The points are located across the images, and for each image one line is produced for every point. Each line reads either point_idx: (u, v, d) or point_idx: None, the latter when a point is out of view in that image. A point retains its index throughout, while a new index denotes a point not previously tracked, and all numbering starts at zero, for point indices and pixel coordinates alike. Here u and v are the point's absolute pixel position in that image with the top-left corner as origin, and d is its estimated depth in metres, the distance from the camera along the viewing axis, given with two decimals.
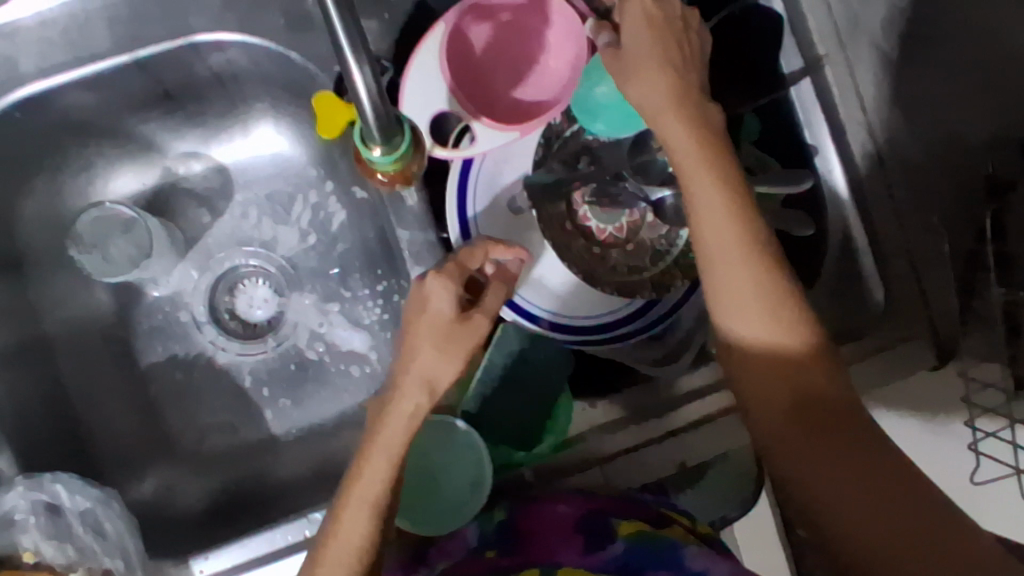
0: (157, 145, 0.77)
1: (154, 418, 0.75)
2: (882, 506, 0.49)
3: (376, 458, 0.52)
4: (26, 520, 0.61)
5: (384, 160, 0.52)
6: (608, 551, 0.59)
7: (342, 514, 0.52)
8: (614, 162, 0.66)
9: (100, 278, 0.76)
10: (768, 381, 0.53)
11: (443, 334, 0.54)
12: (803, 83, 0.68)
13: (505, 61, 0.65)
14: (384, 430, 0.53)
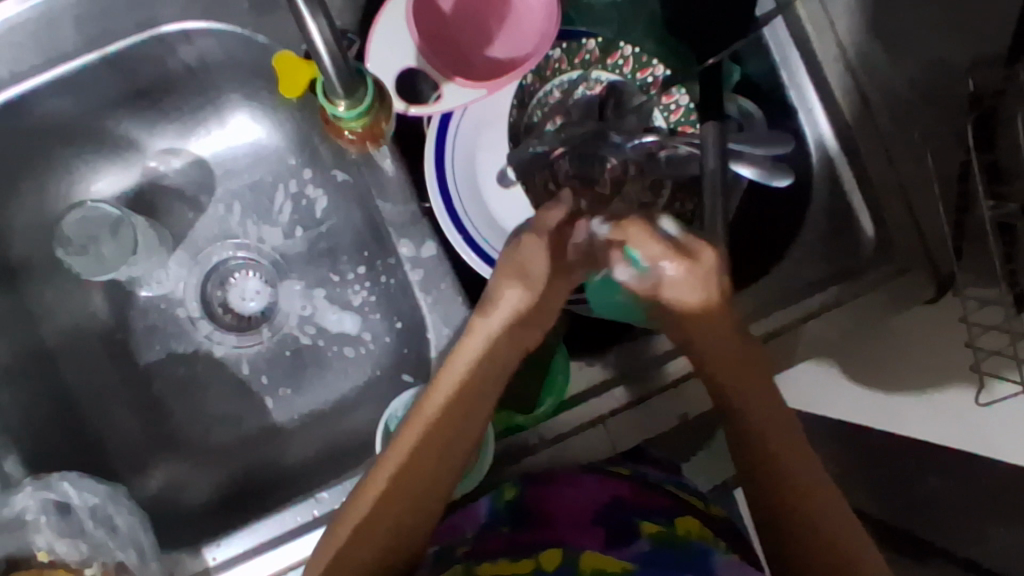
0: (135, 143, 0.77)
1: (156, 416, 0.75)
2: (813, 498, 0.49)
3: (438, 396, 0.51)
4: (37, 519, 0.61)
5: (349, 114, 0.58)
6: (631, 546, 0.58)
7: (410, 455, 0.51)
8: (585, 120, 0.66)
9: (89, 277, 0.76)
10: (719, 354, 0.51)
11: (515, 275, 0.50)
12: (776, 23, 0.68)
13: (476, 18, 0.64)
14: (447, 367, 0.51)
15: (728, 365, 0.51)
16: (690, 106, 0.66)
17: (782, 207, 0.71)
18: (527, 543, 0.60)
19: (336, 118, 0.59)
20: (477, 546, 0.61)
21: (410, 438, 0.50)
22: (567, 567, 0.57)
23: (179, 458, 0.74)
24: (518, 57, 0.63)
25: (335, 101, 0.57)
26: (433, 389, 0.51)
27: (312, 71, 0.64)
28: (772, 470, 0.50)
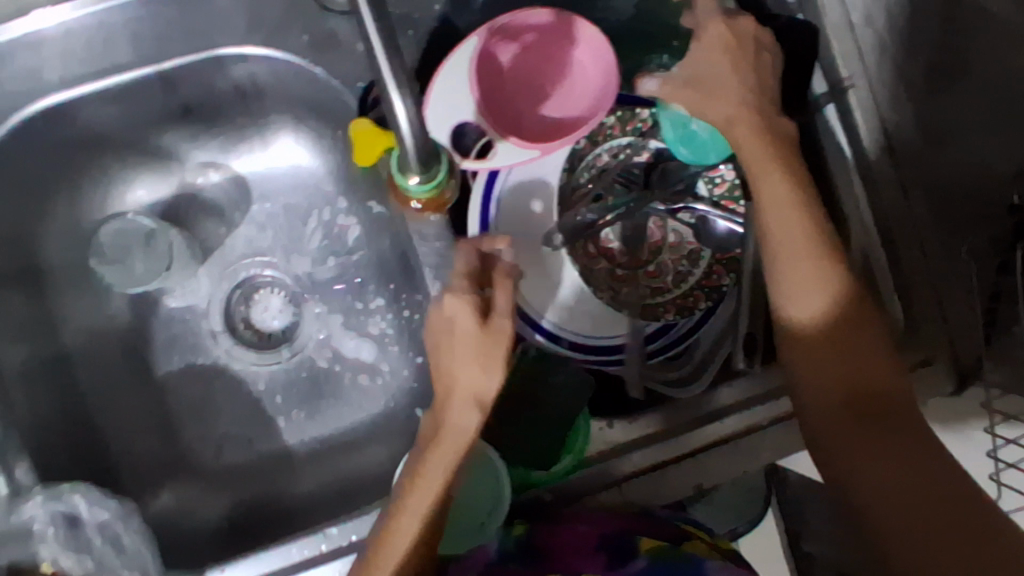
0: (177, 154, 0.77)
1: (170, 431, 0.74)
2: (898, 416, 0.54)
3: (418, 501, 0.53)
4: (44, 530, 0.61)
5: (420, 187, 0.56)
6: (630, 567, 0.63)
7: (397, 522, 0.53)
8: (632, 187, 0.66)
9: (122, 288, 0.75)
10: (834, 338, 0.55)
11: (468, 382, 0.53)
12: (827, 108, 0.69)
13: (538, 77, 0.64)
14: (421, 478, 0.53)
15: (813, 356, 0.55)
16: (736, 181, 0.66)
17: None
18: None
19: (405, 191, 0.57)
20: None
21: (397, 544, 0.53)
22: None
23: (188, 476, 0.73)
24: (576, 120, 0.63)
25: (408, 175, 0.55)
26: (411, 504, 0.53)
27: (390, 142, 0.61)
28: (872, 446, 0.53)
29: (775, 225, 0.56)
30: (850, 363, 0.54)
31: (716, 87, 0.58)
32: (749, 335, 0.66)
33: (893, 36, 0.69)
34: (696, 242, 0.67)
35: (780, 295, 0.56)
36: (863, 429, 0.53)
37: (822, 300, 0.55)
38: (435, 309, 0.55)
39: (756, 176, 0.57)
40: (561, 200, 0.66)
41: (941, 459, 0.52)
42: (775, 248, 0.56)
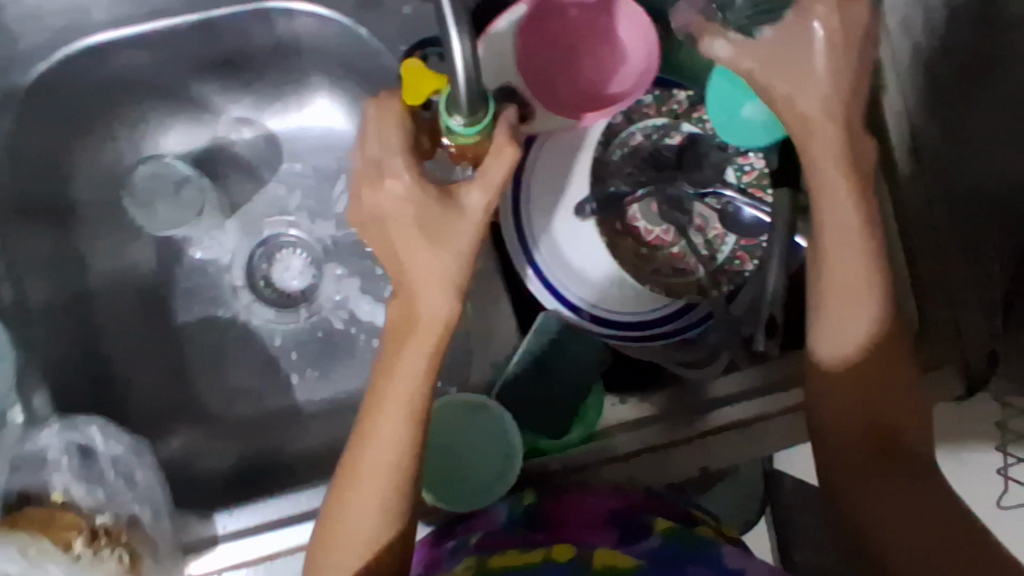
0: (210, 107, 0.77)
1: (183, 378, 0.74)
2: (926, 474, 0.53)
3: (393, 422, 0.51)
4: (59, 459, 0.62)
5: (465, 133, 0.48)
6: (642, 540, 0.57)
7: (362, 460, 0.51)
8: (665, 167, 0.68)
9: (152, 231, 0.75)
10: (868, 379, 0.53)
11: (433, 283, 0.50)
12: (854, 107, 0.71)
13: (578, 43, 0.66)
14: (393, 399, 0.51)
15: (846, 396, 0.54)
16: (765, 170, 0.67)
17: None
18: (541, 540, 0.57)
19: (448, 133, 0.49)
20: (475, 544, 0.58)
21: (380, 472, 0.51)
22: (578, 563, 0.54)
23: (201, 425, 0.73)
24: (615, 90, 0.65)
25: (452, 114, 0.48)
26: (387, 440, 0.51)
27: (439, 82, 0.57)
28: (888, 490, 0.53)
29: (833, 258, 0.53)
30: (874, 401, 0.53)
31: (801, 74, 0.51)
32: (771, 318, 0.64)
33: (920, 43, 0.71)
34: (723, 227, 0.67)
35: (820, 335, 0.54)
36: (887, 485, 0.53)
37: (858, 339, 0.53)
38: (370, 204, 0.52)
39: (825, 206, 0.52)
40: (595, 178, 0.68)
41: (952, 508, 0.52)
42: (824, 283, 0.54)
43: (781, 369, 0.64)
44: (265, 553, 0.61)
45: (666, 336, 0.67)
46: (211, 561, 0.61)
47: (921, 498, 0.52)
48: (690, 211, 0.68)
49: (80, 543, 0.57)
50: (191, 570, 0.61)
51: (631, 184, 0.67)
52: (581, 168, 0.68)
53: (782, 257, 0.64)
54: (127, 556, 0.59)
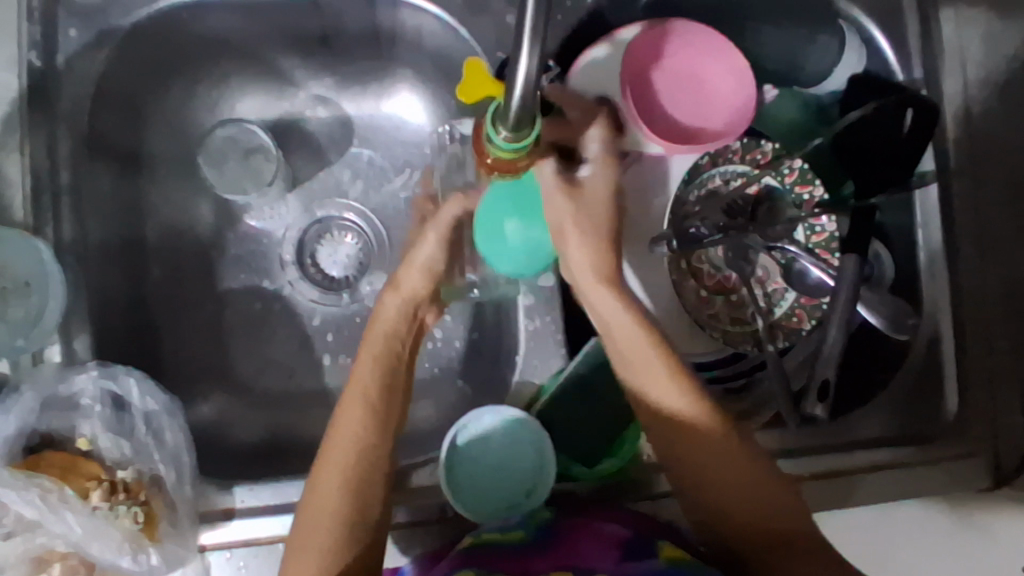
0: (293, 81, 0.77)
1: (222, 344, 0.74)
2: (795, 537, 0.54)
3: (353, 404, 0.56)
4: (91, 406, 0.61)
5: (506, 146, 0.46)
6: (644, 564, 0.56)
7: (338, 427, 0.56)
8: (743, 209, 0.67)
9: (220, 192, 0.76)
10: (707, 452, 0.56)
11: (400, 369, 0.59)
12: (930, 187, 0.70)
13: (682, 82, 0.65)
14: (329, 464, 0.54)
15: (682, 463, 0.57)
16: (835, 234, 0.68)
17: (882, 360, 0.70)
18: (541, 568, 0.56)
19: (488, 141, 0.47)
20: (471, 559, 0.56)
21: (349, 434, 0.55)
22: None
23: (231, 393, 0.72)
24: (708, 130, 0.65)
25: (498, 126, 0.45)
26: (321, 490, 0.54)
27: (494, 90, 0.62)
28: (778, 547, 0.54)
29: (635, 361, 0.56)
30: (738, 472, 0.55)
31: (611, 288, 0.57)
32: (823, 382, 0.66)
33: (994, 137, 0.72)
34: (783, 283, 0.68)
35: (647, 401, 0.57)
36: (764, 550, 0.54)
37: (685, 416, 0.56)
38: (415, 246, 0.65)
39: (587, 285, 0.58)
40: (671, 215, 0.68)
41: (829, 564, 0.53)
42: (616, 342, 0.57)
43: (810, 438, 0.68)
44: (276, 535, 0.60)
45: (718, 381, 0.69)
46: (223, 533, 0.59)
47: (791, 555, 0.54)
48: (760, 265, 0.68)
49: (99, 495, 0.58)
50: (202, 540, 0.59)
51: (713, 228, 0.66)
52: (661, 205, 0.69)
53: (842, 319, 0.65)
54: (143, 514, 0.59)
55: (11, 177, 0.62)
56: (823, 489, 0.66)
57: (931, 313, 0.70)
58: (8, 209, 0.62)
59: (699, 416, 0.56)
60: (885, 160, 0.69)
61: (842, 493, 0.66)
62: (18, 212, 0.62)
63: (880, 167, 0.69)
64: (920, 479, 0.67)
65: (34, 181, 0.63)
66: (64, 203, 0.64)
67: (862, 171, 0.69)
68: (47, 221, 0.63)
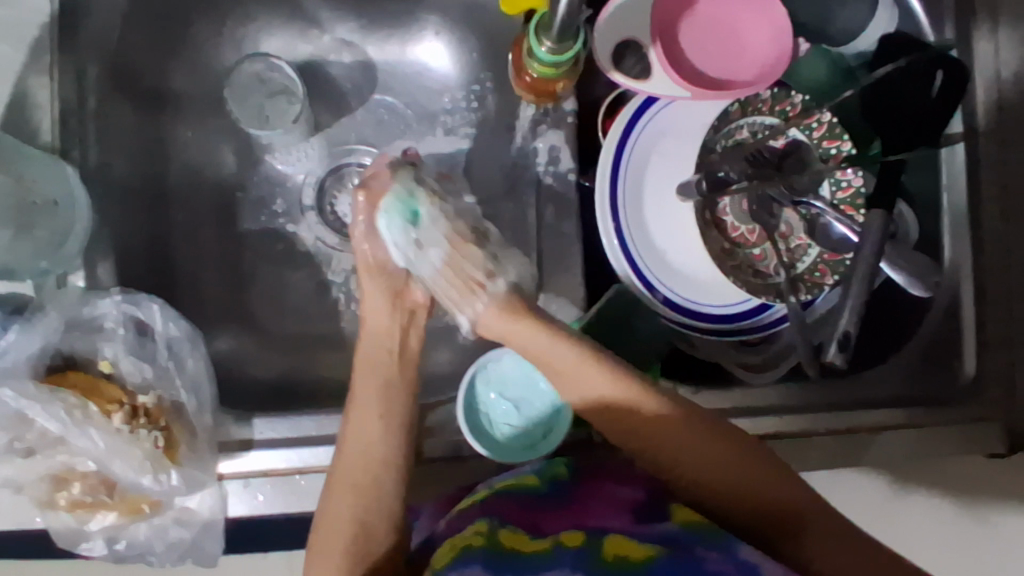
0: (318, 22, 0.76)
1: (243, 286, 0.74)
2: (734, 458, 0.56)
3: (362, 411, 0.59)
4: (114, 330, 0.62)
5: (547, 59, 0.60)
6: (655, 523, 0.55)
7: (348, 427, 0.59)
8: (771, 153, 0.67)
9: (246, 127, 0.74)
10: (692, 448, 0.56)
11: (401, 391, 0.61)
12: (956, 148, 0.70)
13: (717, 33, 0.65)
14: (337, 492, 0.56)
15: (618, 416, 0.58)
16: (860, 190, 0.67)
17: (898, 317, 0.71)
18: (554, 529, 0.55)
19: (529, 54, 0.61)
20: (483, 509, 0.57)
21: (360, 441, 0.58)
22: (587, 551, 0.51)
23: (248, 331, 0.72)
24: (737, 83, 0.64)
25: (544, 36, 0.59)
26: (336, 501, 0.56)
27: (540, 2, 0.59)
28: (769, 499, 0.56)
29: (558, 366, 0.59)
30: (708, 450, 0.56)
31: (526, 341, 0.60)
32: (845, 335, 0.64)
33: None
34: (807, 238, 0.68)
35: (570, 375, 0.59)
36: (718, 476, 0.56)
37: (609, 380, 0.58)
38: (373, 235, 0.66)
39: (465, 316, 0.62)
40: (697, 163, 0.68)
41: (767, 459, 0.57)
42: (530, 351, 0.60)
43: (823, 390, 0.68)
44: (293, 466, 0.60)
45: (738, 335, 0.69)
46: (241, 463, 0.60)
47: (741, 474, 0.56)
48: (784, 219, 0.68)
49: (121, 418, 0.58)
50: (221, 469, 0.59)
51: (747, 172, 0.65)
52: (689, 154, 0.69)
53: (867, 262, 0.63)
54: (163, 439, 0.59)
55: (40, 100, 0.63)
56: (837, 444, 0.65)
57: (951, 274, 0.71)
58: (36, 130, 0.63)
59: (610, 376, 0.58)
60: (917, 118, 0.68)
61: (856, 451, 0.66)
62: (46, 135, 0.64)
63: (911, 125, 0.68)
64: (938, 439, 0.66)
65: (62, 105, 0.64)
66: (89, 130, 0.65)
67: (892, 130, 0.69)
68: (74, 146, 0.65)
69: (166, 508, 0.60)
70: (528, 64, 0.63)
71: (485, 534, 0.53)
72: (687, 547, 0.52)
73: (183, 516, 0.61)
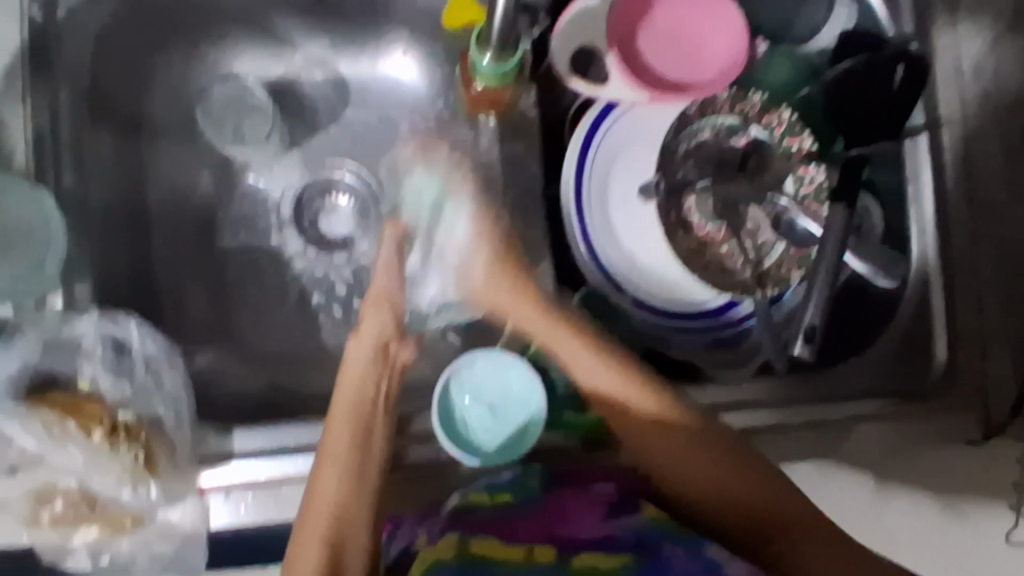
0: (290, 44, 0.77)
1: (225, 303, 0.75)
2: (721, 461, 0.59)
3: (337, 456, 0.61)
4: (93, 349, 0.63)
5: (490, 70, 0.62)
6: (622, 520, 0.58)
7: (321, 473, 0.60)
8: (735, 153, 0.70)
9: (221, 148, 0.76)
10: (674, 454, 0.60)
11: (377, 438, 0.63)
12: (920, 138, 0.71)
13: (674, 37, 0.66)
14: (310, 514, 0.59)
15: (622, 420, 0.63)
16: (823, 185, 0.69)
17: (868, 308, 0.71)
18: (528, 540, 0.57)
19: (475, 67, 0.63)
20: (460, 524, 0.58)
21: (331, 482, 0.60)
22: (559, 568, 0.53)
23: (229, 347, 0.73)
24: (696, 84, 0.65)
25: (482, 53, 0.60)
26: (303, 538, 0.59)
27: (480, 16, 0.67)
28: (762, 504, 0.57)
29: (561, 348, 0.65)
30: (695, 456, 0.60)
31: (558, 336, 0.65)
32: (810, 326, 0.63)
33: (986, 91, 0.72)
34: (775, 234, 0.68)
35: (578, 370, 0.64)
36: (717, 471, 0.59)
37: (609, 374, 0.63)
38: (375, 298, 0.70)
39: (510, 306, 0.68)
40: (660, 165, 0.70)
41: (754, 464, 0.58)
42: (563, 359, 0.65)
43: (797, 388, 0.68)
44: (274, 476, 0.62)
45: (707, 333, 0.70)
46: (221, 474, 0.61)
47: (736, 473, 0.58)
48: (751, 216, 0.69)
49: (100, 434, 0.59)
50: (202, 481, 0.61)
51: (716, 173, 0.69)
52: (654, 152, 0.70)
53: (835, 253, 0.64)
54: (144, 455, 0.60)
55: (11, 126, 0.63)
56: (809, 437, 0.65)
57: (920, 265, 0.71)
58: (10, 155, 0.63)
59: (610, 371, 0.63)
60: (879, 113, 0.68)
61: (831, 446, 0.65)
62: (19, 158, 0.64)
63: (873, 121, 0.69)
64: (907, 431, 0.67)
65: (37, 129, 0.64)
66: (64, 153, 0.66)
67: (853, 128, 0.69)
68: (49, 170, 0.65)
69: (148, 523, 0.62)
70: (475, 75, 0.64)
71: (458, 548, 0.54)
72: (652, 545, 0.55)
73: (165, 530, 0.62)
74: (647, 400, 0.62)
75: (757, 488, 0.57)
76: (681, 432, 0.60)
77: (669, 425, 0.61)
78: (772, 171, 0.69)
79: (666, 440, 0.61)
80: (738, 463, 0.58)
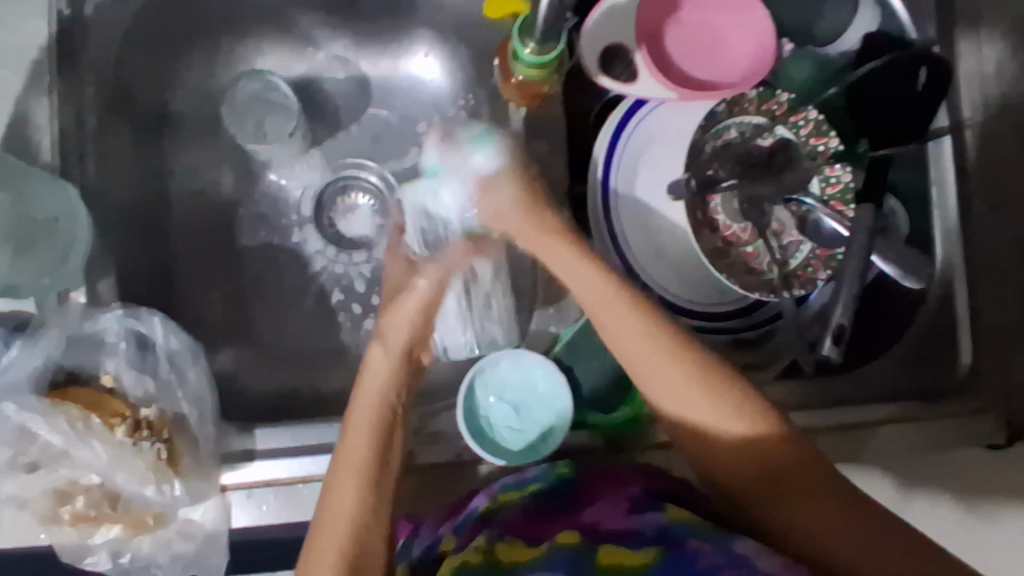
0: (312, 42, 0.77)
1: (244, 300, 0.74)
2: (773, 464, 0.51)
3: (352, 465, 0.54)
4: (116, 343, 0.63)
5: (532, 60, 0.62)
6: (649, 518, 0.55)
7: (337, 481, 0.54)
8: (760, 153, 0.69)
9: (242, 142, 0.75)
10: (725, 450, 0.52)
11: (396, 447, 0.58)
12: (944, 140, 0.70)
13: (700, 37, 0.66)
14: (319, 535, 0.52)
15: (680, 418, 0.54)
16: (849, 185, 0.69)
17: (891, 311, 0.71)
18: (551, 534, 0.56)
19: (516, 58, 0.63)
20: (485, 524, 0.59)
21: (347, 489, 0.54)
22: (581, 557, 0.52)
23: (249, 345, 0.73)
24: (723, 84, 0.65)
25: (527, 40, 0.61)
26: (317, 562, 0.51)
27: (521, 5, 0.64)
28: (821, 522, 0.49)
29: (609, 320, 0.56)
30: (746, 454, 0.52)
31: (597, 299, 0.57)
32: (839, 326, 0.62)
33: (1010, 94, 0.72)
34: (799, 234, 0.68)
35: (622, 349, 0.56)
36: (770, 478, 0.51)
37: (667, 358, 0.53)
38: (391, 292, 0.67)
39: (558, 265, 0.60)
40: (687, 163, 0.70)
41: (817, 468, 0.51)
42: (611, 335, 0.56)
43: (819, 390, 0.68)
44: (296, 475, 0.60)
45: (731, 332, 0.70)
46: (243, 474, 0.60)
47: (792, 477, 0.50)
48: (777, 216, 0.68)
49: (124, 431, 0.59)
50: (224, 481, 0.59)
51: (742, 171, 0.68)
52: (679, 154, 0.70)
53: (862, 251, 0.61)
54: (166, 451, 0.59)
55: (38, 120, 0.65)
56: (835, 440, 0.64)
57: (944, 266, 0.71)
58: (36, 148, 0.65)
59: (669, 354, 0.53)
60: (903, 115, 0.69)
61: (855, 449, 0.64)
62: (46, 154, 0.65)
63: (895, 122, 0.69)
64: (933, 433, 0.65)
65: (62, 126, 0.65)
66: (87, 150, 0.66)
67: (876, 129, 0.70)
68: (73, 166, 0.66)
69: (169, 521, 0.61)
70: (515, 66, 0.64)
71: (484, 551, 0.55)
72: (676, 543, 0.52)
73: (186, 529, 0.61)
74: (709, 393, 0.52)
75: (812, 499, 0.50)
76: (744, 427, 0.51)
77: (738, 429, 0.51)
78: (799, 170, 0.67)
79: (722, 438, 0.52)
80: (792, 463, 0.51)
